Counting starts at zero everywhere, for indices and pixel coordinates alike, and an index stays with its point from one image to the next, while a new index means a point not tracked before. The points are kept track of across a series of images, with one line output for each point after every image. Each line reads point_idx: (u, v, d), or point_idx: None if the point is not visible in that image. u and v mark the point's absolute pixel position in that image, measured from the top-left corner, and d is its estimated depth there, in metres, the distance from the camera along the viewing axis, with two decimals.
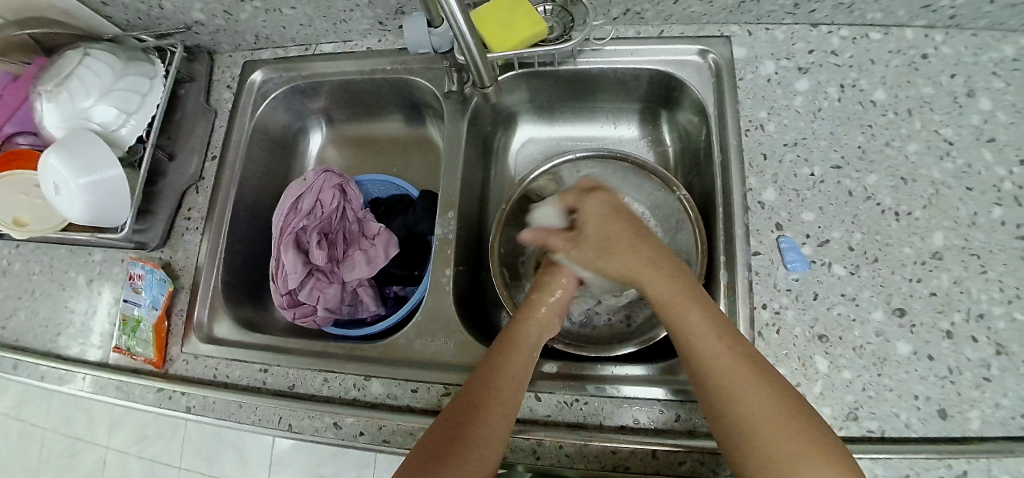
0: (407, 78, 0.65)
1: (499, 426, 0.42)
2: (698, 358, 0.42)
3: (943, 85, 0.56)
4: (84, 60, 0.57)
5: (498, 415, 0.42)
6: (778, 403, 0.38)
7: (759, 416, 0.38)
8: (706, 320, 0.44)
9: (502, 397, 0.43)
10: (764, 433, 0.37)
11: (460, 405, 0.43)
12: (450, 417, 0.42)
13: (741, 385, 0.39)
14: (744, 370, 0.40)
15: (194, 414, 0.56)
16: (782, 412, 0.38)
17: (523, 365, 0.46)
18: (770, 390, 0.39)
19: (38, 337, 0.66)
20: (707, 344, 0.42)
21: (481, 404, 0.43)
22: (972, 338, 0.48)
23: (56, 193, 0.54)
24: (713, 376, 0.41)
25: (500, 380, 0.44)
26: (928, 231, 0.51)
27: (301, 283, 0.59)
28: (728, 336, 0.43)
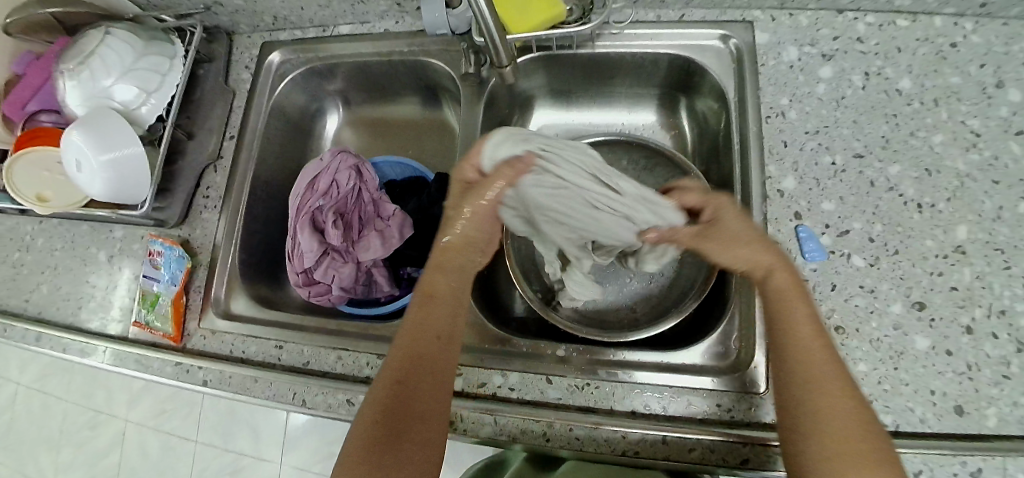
0: (425, 59, 0.65)
1: (440, 391, 0.42)
2: (801, 360, 0.39)
3: (972, 75, 0.54)
4: (105, 39, 0.58)
5: (428, 393, 0.41)
6: (859, 426, 0.36)
7: (837, 442, 0.35)
8: (809, 317, 0.40)
9: (431, 359, 0.42)
10: (827, 422, 0.36)
11: (385, 397, 0.41)
12: (379, 407, 0.40)
13: (827, 382, 0.37)
14: (847, 411, 0.36)
15: (210, 388, 0.57)
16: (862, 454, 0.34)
17: (450, 317, 0.44)
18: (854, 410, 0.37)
19: (61, 311, 0.67)
20: (802, 349, 0.39)
21: (395, 404, 0.40)
22: (993, 334, 0.47)
23: (77, 169, 0.55)
24: (803, 358, 0.39)
25: (420, 352, 0.42)
26: (951, 225, 0.50)
27: (316, 262, 0.60)
28: (824, 338, 0.40)
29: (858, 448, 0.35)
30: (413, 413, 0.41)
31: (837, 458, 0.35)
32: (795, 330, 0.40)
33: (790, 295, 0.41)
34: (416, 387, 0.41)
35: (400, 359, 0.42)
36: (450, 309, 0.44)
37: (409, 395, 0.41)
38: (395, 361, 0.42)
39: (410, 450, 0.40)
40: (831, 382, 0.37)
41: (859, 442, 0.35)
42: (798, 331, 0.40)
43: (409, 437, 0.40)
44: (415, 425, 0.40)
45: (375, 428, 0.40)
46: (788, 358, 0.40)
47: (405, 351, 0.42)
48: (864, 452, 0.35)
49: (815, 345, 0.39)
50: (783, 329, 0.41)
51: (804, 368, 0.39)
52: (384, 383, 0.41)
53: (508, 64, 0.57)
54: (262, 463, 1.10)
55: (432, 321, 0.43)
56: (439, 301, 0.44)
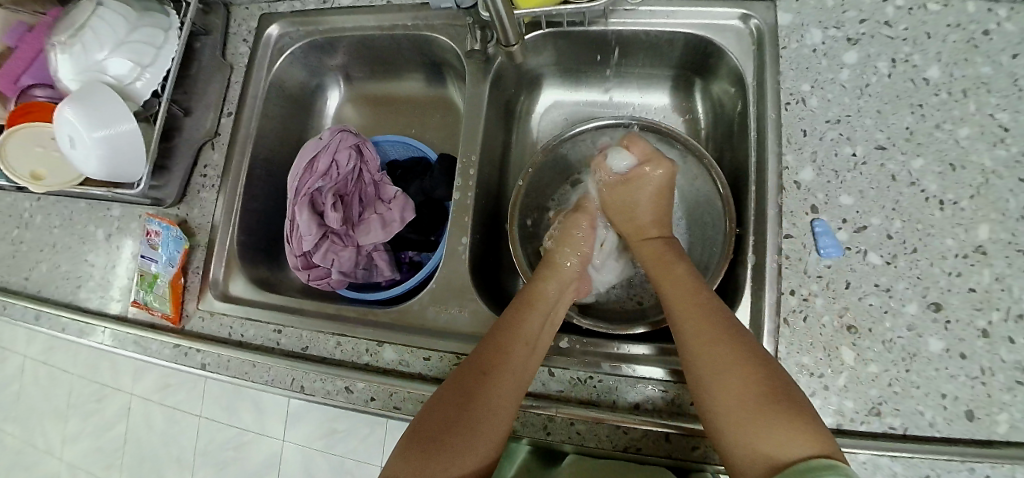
0: (428, 34, 0.62)
1: (515, 392, 0.44)
2: (700, 347, 0.43)
3: (1005, 65, 0.51)
4: (96, 11, 0.55)
5: (506, 386, 0.44)
6: (753, 377, 0.39)
7: (744, 402, 0.38)
8: (693, 285, 0.48)
9: (517, 364, 0.45)
10: (734, 375, 0.40)
11: (461, 383, 0.44)
12: (459, 387, 0.44)
13: (720, 338, 0.42)
14: (737, 355, 0.40)
15: (209, 371, 0.57)
16: (765, 399, 0.38)
17: (540, 326, 0.49)
18: (758, 369, 0.39)
19: (60, 289, 0.67)
20: (695, 315, 0.45)
21: (472, 389, 0.43)
22: (1009, 338, 0.46)
23: (71, 146, 0.54)
24: (695, 322, 0.44)
25: (507, 350, 0.46)
26: (973, 223, 0.48)
27: (315, 245, 0.59)
28: (713, 299, 0.46)
29: (749, 390, 0.38)
30: (490, 401, 0.43)
31: (732, 413, 0.39)
32: (673, 309, 0.47)
33: (666, 279, 0.50)
34: (494, 380, 0.44)
35: (490, 348, 0.46)
36: (537, 326, 0.49)
37: (485, 385, 0.43)
38: (483, 350, 0.46)
39: (472, 437, 0.41)
40: (721, 343, 0.42)
41: (758, 392, 0.38)
42: (684, 301, 0.47)
43: (479, 423, 0.42)
44: (484, 413, 0.42)
45: (451, 403, 0.43)
46: (682, 323, 0.45)
47: (493, 347, 0.46)
48: (757, 401, 0.38)
49: (694, 315, 0.45)
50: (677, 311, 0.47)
51: (695, 336, 0.43)
52: (468, 365, 0.45)
53: (515, 43, 0.56)
54: (264, 439, 1.12)
55: (518, 325, 0.48)
56: (537, 311, 0.50)
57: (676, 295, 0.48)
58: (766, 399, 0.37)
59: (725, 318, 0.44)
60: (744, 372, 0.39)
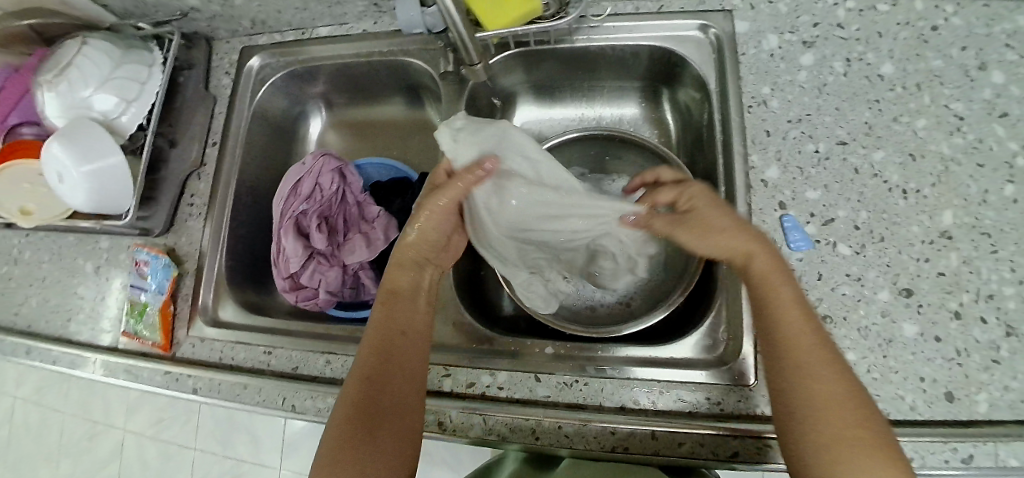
0: (404, 59, 0.64)
1: (415, 383, 0.44)
2: (796, 363, 0.38)
3: (954, 58, 0.54)
4: (82, 49, 0.56)
5: (405, 377, 0.44)
6: (862, 416, 0.35)
7: (831, 429, 0.35)
8: (796, 296, 0.41)
9: (411, 353, 0.45)
10: (823, 407, 0.36)
11: (357, 392, 0.42)
12: (353, 397, 0.42)
13: (817, 361, 0.37)
14: (850, 404, 0.36)
15: (200, 396, 0.57)
16: (853, 422, 0.35)
17: (420, 313, 0.48)
18: (837, 380, 0.37)
19: (50, 324, 0.67)
20: (788, 325, 0.39)
21: (371, 391, 0.42)
22: (981, 318, 0.47)
23: (59, 182, 0.55)
24: (785, 340, 0.39)
25: (393, 344, 0.45)
26: (937, 209, 0.50)
27: (302, 266, 0.60)
28: (814, 320, 0.40)
29: (855, 434, 0.34)
30: (389, 401, 0.42)
31: (831, 441, 0.34)
32: (784, 328, 0.40)
33: (772, 276, 0.42)
34: (390, 375, 0.43)
35: (373, 344, 0.45)
36: (421, 312, 0.48)
37: (380, 389, 0.42)
38: (369, 348, 0.45)
39: (383, 441, 0.40)
40: (834, 378, 0.37)
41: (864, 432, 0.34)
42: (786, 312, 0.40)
43: (387, 421, 0.41)
44: (390, 416, 0.42)
45: (352, 409, 0.42)
46: (776, 346, 0.40)
47: (381, 343, 0.45)
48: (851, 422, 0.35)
49: (822, 352, 0.38)
50: (786, 331, 0.39)
51: (796, 369, 0.38)
52: (360, 367, 0.44)
53: (479, 61, 0.57)
54: (263, 468, 1.10)
55: (400, 315, 0.47)
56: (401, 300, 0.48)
57: (792, 327, 0.39)
58: (865, 439, 0.34)
59: (829, 353, 0.38)
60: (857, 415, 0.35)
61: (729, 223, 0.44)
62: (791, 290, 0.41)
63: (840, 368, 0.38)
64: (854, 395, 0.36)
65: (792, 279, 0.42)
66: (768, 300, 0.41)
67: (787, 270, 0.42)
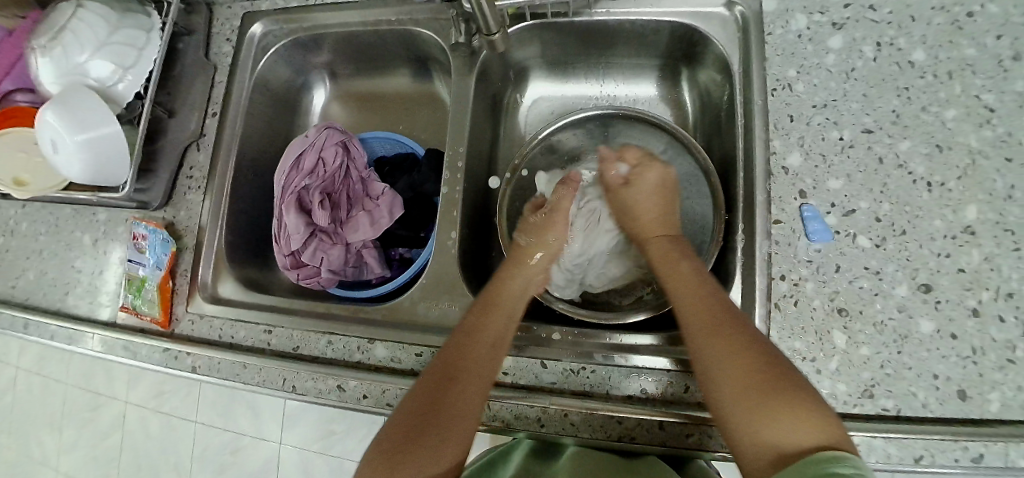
0: (413, 30, 0.62)
1: (477, 393, 0.43)
2: (701, 326, 0.43)
3: (989, 46, 0.51)
4: (78, 13, 0.54)
5: (472, 384, 0.43)
6: (759, 369, 0.38)
7: (739, 384, 0.38)
8: (693, 270, 0.48)
9: (482, 363, 0.45)
10: (733, 363, 0.39)
11: (423, 392, 0.43)
12: (421, 397, 0.43)
13: (722, 327, 0.42)
14: (754, 360, 0.38)
15: (200, 374, 0.56)
16: (764, 380, 0.37)
17: (502, 325, 0.48)
18: (744, 344, 0.40)
19: (47, 296, 0.66)
20: (690, 300, 0.45)
21: (439, 395, 0.42)
22: (1000, 317, 0.46)
23: (53, 151, 0.53)
24: (690, 308, 0.45)
25: (468, 353, 0.45)
26: (960, 204, 0.48)
27: (304, 244, 0.59)
28: (711, 284, 0.46)
29: (756, 387, 0.37)
30: (454, 406, 0.42)
31: (748, 400, 0.37)
32: (683, 296, 0.46)
33: (674, 255, 0.51)
34: (463, 383, 0.43)
35: (453, 352, 0.45)
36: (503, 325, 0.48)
37: (443, 393, 0.42)
38: (449, 352, 0.46)
39: (436, 442, 0.40)
40: (726, 347, 0.40)
41: (762, 385, 0.37)
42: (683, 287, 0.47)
43: (448, 420, 0.41)
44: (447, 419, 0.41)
45: (415, 407, 0.42)
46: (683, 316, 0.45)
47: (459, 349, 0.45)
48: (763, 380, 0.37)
49: (705, 315, 0.43)
50: (684, 310, 0.45)
51: (702, 333, 0.42)
52: (436, 367, 0.45)
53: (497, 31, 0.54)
54: (262, 443, 1.11)
55: (481, 326, 0.47)
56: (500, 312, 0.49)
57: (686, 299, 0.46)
58: (762, 387, 0.37)
59: (726, 313, 0.43)
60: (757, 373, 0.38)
61: (653, 185, 0.57)
62: (685, 265, 0.49)
63: (746, 328, 0.42)
64: (760, 355, 0.39)
65: (691, 258, 0.50)
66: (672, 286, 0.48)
67: (684, 251, 0.51)
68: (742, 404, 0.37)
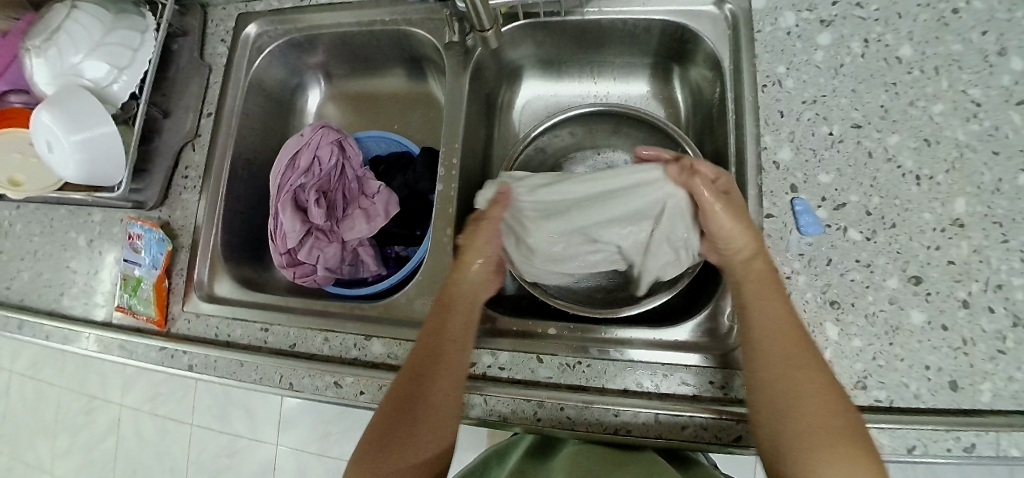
0: (407, 29, 0.62)
1: (446, 393, 0.44)
2: (774, 361, 0.40)
3: (974, 43, 0.52)
4: (72, 14, 0.55)
5: (439, 385, 0.44)
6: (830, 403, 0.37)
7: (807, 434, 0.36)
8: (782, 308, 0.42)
9: (447, 361, 0.45)
10: (805, 406, 0.37)
11: (393, 398, 0.44)
12: (392, 403, 0.43)
13: (805, 369, 0.39)
14: (830, 411, 0.37)
15: (196, 372, 0.56)
16: (834, 431, 0.36)
17: (462, 323, 0.47)
18: (820, 388, 0.38)
19: (41, 298, 0.65)
20: (772, 339, 0.41)
21: (408, 399, 0.43)
22: (989, 308, 0.47)
23: (48, 151, 0.53)
24: (775, 341, 0.41)
25: (428, 355, 0.45)
26: (949, 197, 0.49)
27: (300, 242, 0.59)
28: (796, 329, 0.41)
29: (826, 433, 0.36)
30: (424, 407, 0.43)
31: (812, 445, 0.36)
32: (767, 329, 0.42)
33: (762, 285, 0.44)
34: (426, 385, 0.43)
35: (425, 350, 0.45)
36: (462, 322, 0.47)
37: (414, 399, 0.43)
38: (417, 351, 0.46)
39: (415, 446, 0.42)
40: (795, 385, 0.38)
41: (833, 431, 0.36)
42: (766, 321, 0.42)
43: (424, 423, 0.42)
44: (422, 422, 0.42)
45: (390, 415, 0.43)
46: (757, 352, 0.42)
47: (422, 350, 0.45)
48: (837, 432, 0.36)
49: (787, 356, 0.40)
50: (762, 344, 0.41)
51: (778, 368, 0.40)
52: (404, 372, 0.45)
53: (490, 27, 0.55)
54: (259, 445, 1.11)
55: (441, 325, 0.47)
56: (459, 310, 0.48)
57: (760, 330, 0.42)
58: (829, 425, 0.36)
59: (811, 355, 0.40)
60: (827, 410, 0.37)
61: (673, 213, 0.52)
62: (780, 304, 0.43)
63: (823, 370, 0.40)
64: (834, 398, 0.38)
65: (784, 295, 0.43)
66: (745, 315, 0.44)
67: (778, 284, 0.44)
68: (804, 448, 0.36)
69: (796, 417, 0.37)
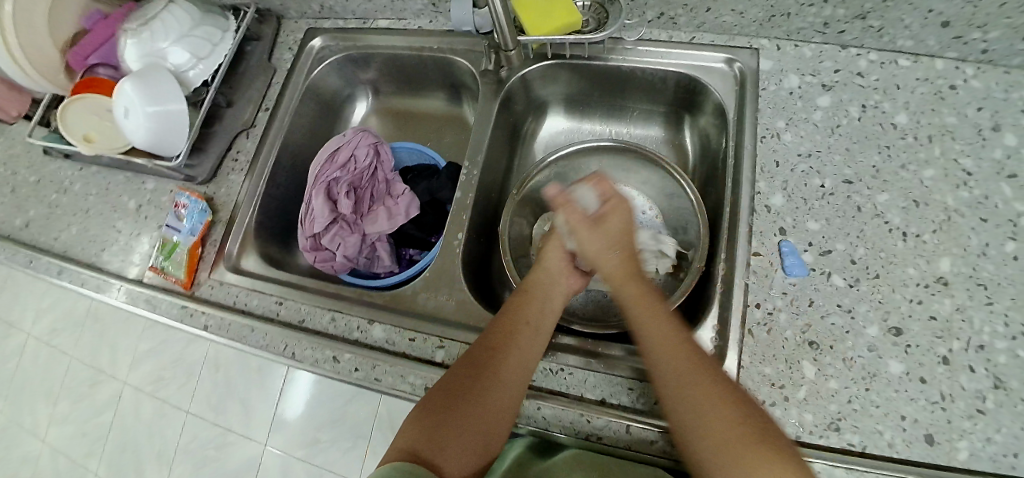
0: (450, 57, 0.70)
1: (520, 374, 0.48)
2: (666, 358, 0.45)
3: (968, 117, 0.55)
4: (169, 7, 0.63)
5: (514, 364, 0.48)
6: (734, 421, 0.40)
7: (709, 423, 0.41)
8: (665, 321, 0.48)
9: (524, 346, 0.50)
10: (703, 400, 0.42)
11: (462, 374, 0.48)
12: (457, 378, 0.48)
13: (692, 372, 0.44)
14: (723, 408, 0.41)
15: (210, 332, 0.60)
16: (743, 430, 0.39)
17: (541, 313, 0.53)
18: (714, 389, 0.42)
19: (85, 251, 0.71)
20: (660, 342, 0.47)
21: (478, 380, 0.47)
22: (970, 367, 0.48)
23: (124, 116, 0.60)
24: (653, 339, 0.47)
25: (507, 340, 0.50)
26: (935, 256, 0.51)
27: (325, 228, 0.65)
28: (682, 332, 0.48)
29: (738, 428, 0.40)
30: (497, 384, 0.47)
31: (720, 443, 0.40)
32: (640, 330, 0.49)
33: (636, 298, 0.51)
34: (501, 364, 0.48)
35: (492, 341, 0.50)
36: (541, 313, 0.53)
37: (482, 378, 0.47)
38: (487, 337, 0.50)
39: (480, 421, 0.46)
40: (694, 389, 0.43)
41: (732, 425, 0.40)
42: (647, 327, 0.48)
43: (488, 401, 0.46)
44: (491, 400, 0.46)
45: (452, 390, 0.47)
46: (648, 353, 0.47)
47: (502, 333, 0.50)
48: (737, 425, 0.40)
49: (676, 350, 0.46)
50: (652, 348, 0.47)
51: (676, 378, 0.44)
52: (468, 358, 0.49)
53: (513, 47, 0.62)
54: (248, 442, 1.13)
55: (516, 310, 0.53)
56: (536, 299, 0.55)
57: (656, 338, 0.47)
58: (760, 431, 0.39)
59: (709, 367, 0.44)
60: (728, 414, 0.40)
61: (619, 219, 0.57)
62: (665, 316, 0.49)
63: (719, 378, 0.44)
64: (727, 395, 0.42)
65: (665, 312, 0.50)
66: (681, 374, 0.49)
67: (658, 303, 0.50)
68: (717, 442, 0.40)
69: (703, 410, 0.41)
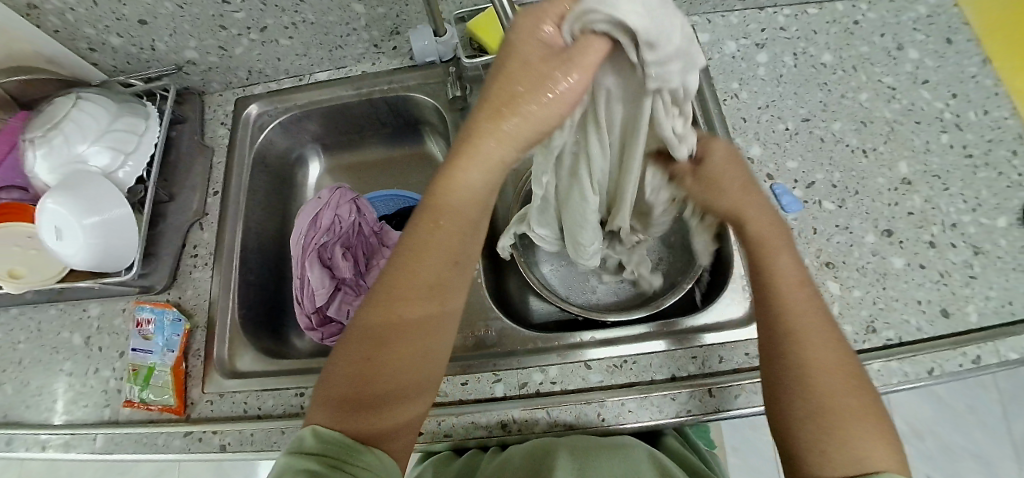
0: (406, 94, 0.69)
1: (425, 347, 0.40)
2: (804, 334, 0.40)
3: (877, 43, 0.65)
4: (78, 105, 0.55)
5: (415, 331, 0.40)
6: (858, 398, 0.38)
7: (829, 400, 0.37)
8: (792, 265, 0.43)
9: (429, 308, 0.40)
10: (825, 382, 0.38)
11: (359, 342, 0.40)
12: (357, 350, 0.40)
13: (818, 337, 0.39)
14: (845, 385, 0.38)
15: (232, 451, 0.52)
16: (855, 415, 0.37)
17: (448, 259, 0.40)
18: (835, 362, 0.39)
19: (26, 410, 0.58)
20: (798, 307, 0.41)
21: (378, 353, 0.39)
22: (952, 244, 0.55)
23: (56, 239, 0.51)
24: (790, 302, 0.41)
25: (404, 296, 0.39)
26: (893, 162, 0.59)
27: (328, 299, 0.59)
28: (807, 285, 0.43)
29: (854, 413, 0.37)
30: (396, 357, 0.39)
31: (826, 420, 0.37)
32: (777, 286, 0.42)
33: (772, 244, 0.43)
34: (402, 331, 0.39)
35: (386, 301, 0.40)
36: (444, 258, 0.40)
37: (382, 349, 0.39)
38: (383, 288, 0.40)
39: (391, 402, 0.39)
40: (827, 365, 0.38)
41: (851, 404, 0.38)
42: (780, 275, 0.42)
43: (394, 378, 0.39)
44: (389, 375, 0.39)
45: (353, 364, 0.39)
46: (774, 305, 0.41)
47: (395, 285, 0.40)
48: (850, 406, 0.37)
49: (803, 308, 0.41)
50: (788, 311, 0.41)
51: (808, 344, 0.39)
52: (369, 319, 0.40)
53: None
54: None
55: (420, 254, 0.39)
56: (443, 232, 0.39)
57: (795, 297, 0.41)
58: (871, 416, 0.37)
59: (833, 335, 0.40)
60: (854, 394, 0.38)
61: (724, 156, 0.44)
62: (788, 259, 0.43)
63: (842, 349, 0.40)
64: (847, 374, 0.39)
65: (789, 249, 0.44)
66: (756, 274, 0.43)
67: (783, 239, 0.44)
68: (826, 422, 0.37)
69: (816, 392, 0.38)
